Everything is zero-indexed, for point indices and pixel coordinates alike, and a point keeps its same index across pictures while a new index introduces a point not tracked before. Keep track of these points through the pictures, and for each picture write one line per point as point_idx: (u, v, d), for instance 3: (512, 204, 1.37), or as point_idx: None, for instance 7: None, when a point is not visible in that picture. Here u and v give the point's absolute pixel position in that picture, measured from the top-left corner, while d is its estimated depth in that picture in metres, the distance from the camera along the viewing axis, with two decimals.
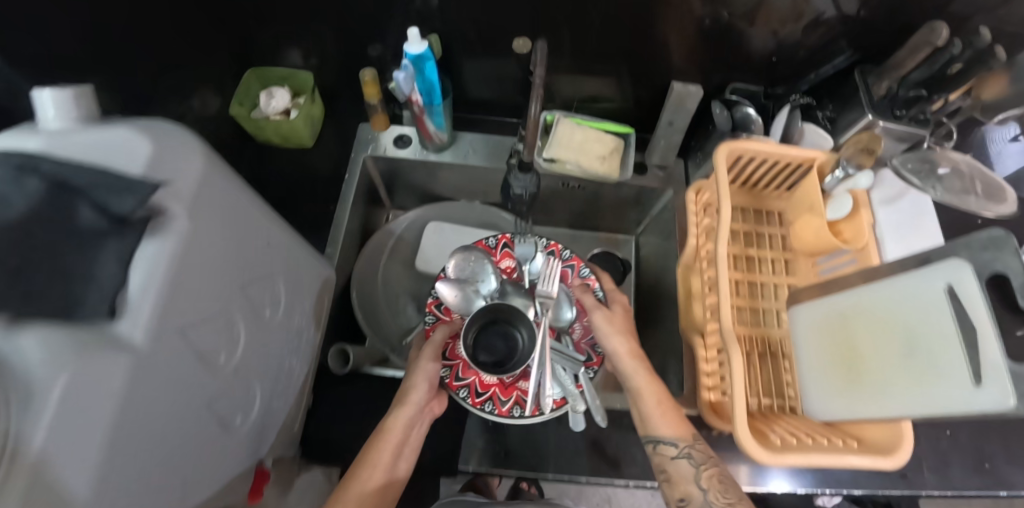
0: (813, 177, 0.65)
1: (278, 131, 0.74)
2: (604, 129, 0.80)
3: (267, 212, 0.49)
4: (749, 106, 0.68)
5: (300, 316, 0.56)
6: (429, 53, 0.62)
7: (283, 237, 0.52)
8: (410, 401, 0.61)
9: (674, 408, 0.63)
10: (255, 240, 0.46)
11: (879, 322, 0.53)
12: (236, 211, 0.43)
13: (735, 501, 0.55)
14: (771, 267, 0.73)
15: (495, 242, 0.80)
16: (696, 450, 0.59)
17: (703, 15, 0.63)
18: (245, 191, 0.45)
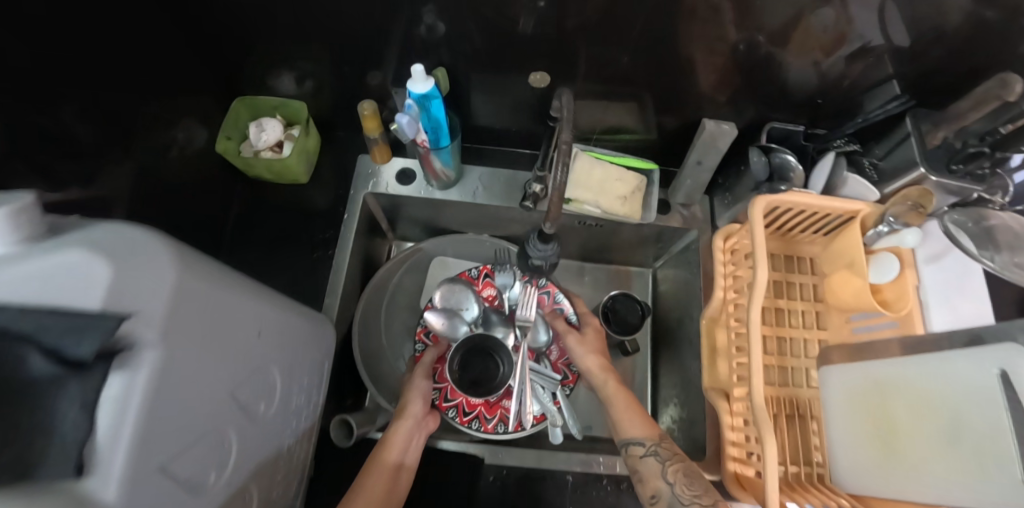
0: (856, 233, 0.60)
1: (271, 168, 0.68)
2: (627, 165, 0.74)
3: (255, 294, 0.44)
4: (788, 152, 0.63)
5: (297, 394, 0.51)
6: (436, 91, 0.55)
7: (276, 317, 0.47)
8: (410, 414, 0.64)
9: (644, 413, 0.62)
10: (244, 334, 0.41)
11: (915, 399, 0.48)
12: (221, 312, 0.37)
13: (702, 493, 0.52)
14: (802, 320, 0.69)
15: (477, 274, 0.80)
16: (662, 446, 0.57)
17: (740, 46, 0.56)
18: (228, 282, 0.40)
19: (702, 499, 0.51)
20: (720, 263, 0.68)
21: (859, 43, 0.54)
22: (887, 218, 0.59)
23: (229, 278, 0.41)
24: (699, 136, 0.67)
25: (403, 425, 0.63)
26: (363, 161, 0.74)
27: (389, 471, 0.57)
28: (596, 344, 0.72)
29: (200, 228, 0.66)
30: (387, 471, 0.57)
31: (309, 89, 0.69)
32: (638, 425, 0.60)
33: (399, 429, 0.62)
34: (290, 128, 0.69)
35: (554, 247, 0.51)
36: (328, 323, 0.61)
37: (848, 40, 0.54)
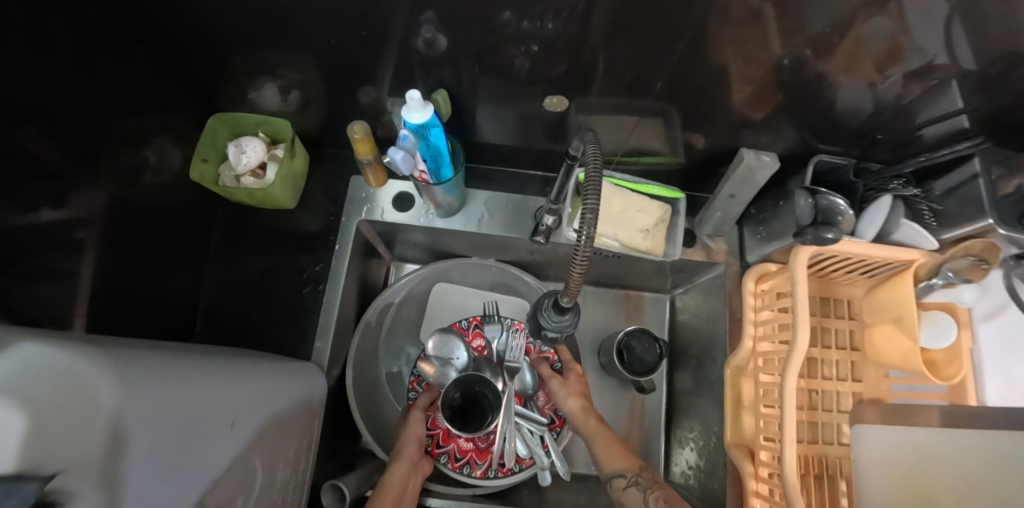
0: (908, 287, 0.55)
1: (252, 196, 0.61)
2: (648, 193, 0.67)
3: (221, 380, 0.38)
4: (837, 194, 0.56)
5: (278, 472, 0.45)
6: (436, 120, 0.47)
7: (252, 397, 0.41)
8: (406, 455, 0.60)
9: (622, 444, 0.59)
10: (216, 435, 0.35)
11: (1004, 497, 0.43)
12: (183, 422, 0.31)
13: None
14: (836, 370, 0.63)
15: (466, 324, 0.74)
16: (643, 475, 0.54)
17: (795, 68, 0.46)
18: (185, 380, 0.34)
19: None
20: (750, 307, 0.62)
21: (939, 82, 0.46)
22: (944, 272, 0.54)
23: (183, 373, 0.34)
24: (735, 168, 0.60)
25: (399, 467, 0.58)
26: (355, 185, 0.67)
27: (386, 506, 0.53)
28: (580, 386, 0.67)
29: (176, 263, 0.59)
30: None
31: (296, 105, 0.61)
32: (616, 455, 0.57)
33: (395, 470, 0.58)
34: (273, 148, 0.62)
35: (572, 317, 0.42)
36: (316, 375, 0.56)
37: (933, 80, 0.46)
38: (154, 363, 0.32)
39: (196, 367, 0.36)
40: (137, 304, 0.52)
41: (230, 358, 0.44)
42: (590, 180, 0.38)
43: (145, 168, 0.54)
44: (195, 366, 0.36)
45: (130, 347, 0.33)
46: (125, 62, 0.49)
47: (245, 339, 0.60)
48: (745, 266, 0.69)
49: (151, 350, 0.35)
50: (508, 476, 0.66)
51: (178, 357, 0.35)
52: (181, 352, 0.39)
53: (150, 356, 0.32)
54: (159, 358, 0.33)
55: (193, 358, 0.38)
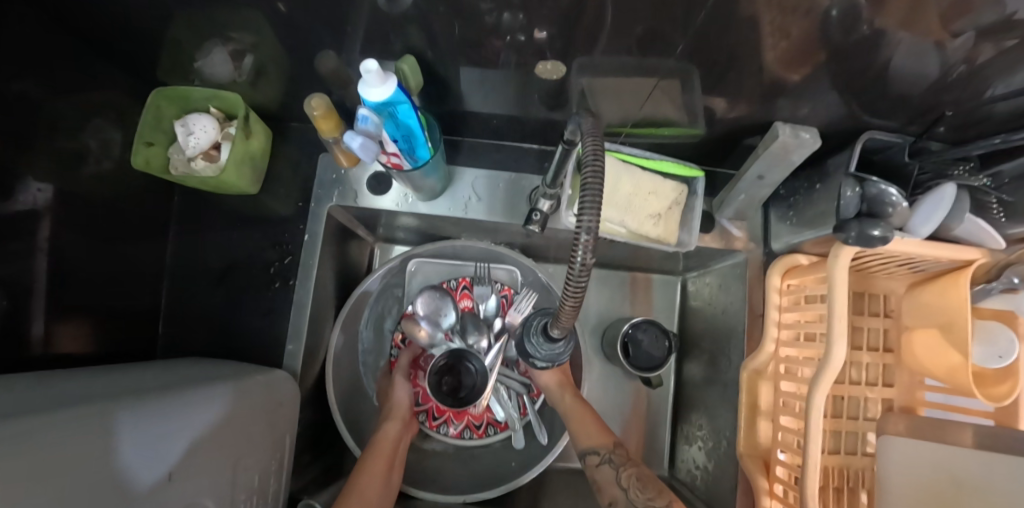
0: (965, 291, 0.46)
1: (206, 183, 0.54)
2: (661, 171, 0.54)
3: (157, 425, 0.35)
4: (889, 183, 0.45)
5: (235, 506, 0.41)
6: (400, 96, 0.40)
7: (198, 439, 0.38)
8: (400, 414, 0.58)
9: (599, 417, 0.56)
10: (148, 493, 0.32)
11: None
12: (100, 492, 0.28)
13: (656, 496, 0.49)
14: (865, 374, 0.55)
15: (455, 284, 0.66)
16: (617, 452, 0.53)
17: (857, 32, 0.36)
18: (109, 439, 0.30)
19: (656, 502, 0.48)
20: (775, 306, 0.53)
21: (1020, 39, 0.34)
22: (1008, 276, 0.46)
23: (110, 427, 0.31)
24: (766, 145, 0.48)
25: (392, 426, 0.56)
26: (325, 164, 0.59)
27: (385, 459, 0.52)
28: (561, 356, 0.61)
29: (120, 259, 0.52)
30: (373, 478, 0.50)
31: (248, 72, 0.52)
32: (592, 431, 0.55)
33: (391, 429, 0.56)
34: (228, 126, 0.55)
35: (566, 344, 0.36)
36: (288, 387, 0.52)
37: (1006, 35, 0.34)
38: (64, 430, 0.28)
39: (136, 415, 0.33)
40: (77, 313, 0.47)
41: (179, 386, 0.41)
42: (585, 187, 0.30)
43: (87, 157, 0.48)
44: (127, 415, 0.33)
45: (50, 406, 0.30)
46: (42, 45, 0.42)
47: (217, 340, 0.56)
48: (769, 255, 0.58)
49: (75, 405, 0.31)
50: (483, 438, 0.62)
51: (112, 408, 0.32)
52: (123, 394, 0.36)
53: (64, 420, 0.29)
54: (83, 415, 0.30)
55: (128, 402, 0.34)
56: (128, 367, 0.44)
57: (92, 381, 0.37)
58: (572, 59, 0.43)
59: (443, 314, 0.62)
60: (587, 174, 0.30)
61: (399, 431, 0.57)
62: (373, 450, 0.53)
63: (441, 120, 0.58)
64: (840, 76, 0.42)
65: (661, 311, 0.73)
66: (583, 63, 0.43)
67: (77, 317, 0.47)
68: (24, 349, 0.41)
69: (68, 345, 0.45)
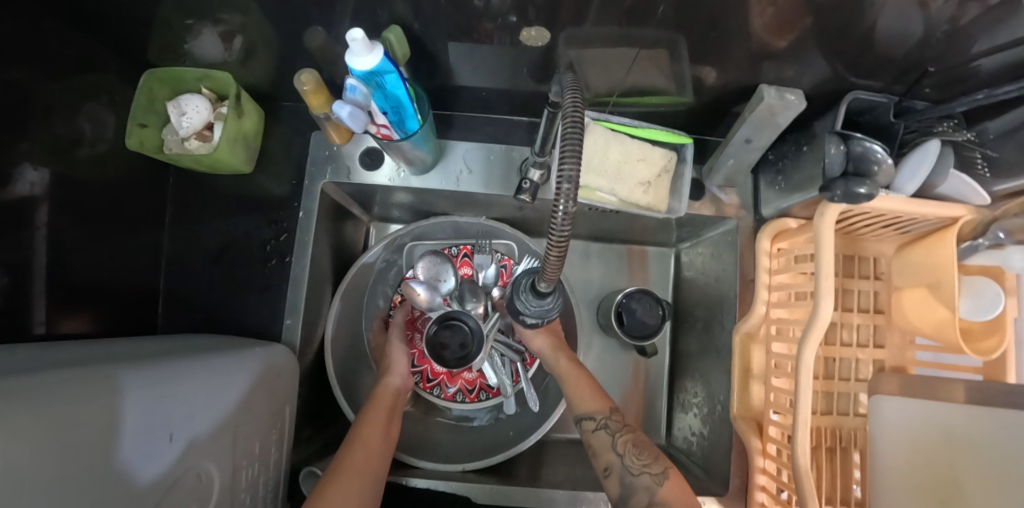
0: (951, 248, 0.47)
1: (200, 162, 0.54)
2: (649, 139, 0.55)
3: (159, 388, 0.36)
4: (874, 140, 0.46)
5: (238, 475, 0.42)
6: (387, 66, 0.41)
7: (198, 403, 0.39)
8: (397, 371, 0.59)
9: (595, 382, 0.57)
10: (147, 454, 0.33)
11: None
12: (103, 448, 0.29)
13: (651, 461, 0.49)
14: (856, 335, 0.56)
15: (456, 252, 0.68)
16: (613, 418, 0.53)
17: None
18: (111, 399, 0.31)
19: (652, 467, 0.48)
20: (765, 270, 0.54)
21: None
22: (994, 232, 0.45)
23: (112, 387, 0.32)
24: (752, 108, 0.48)
25: (392, 381, 0.58)
26: (317, 141, 0.60)
27: (381, 415, 0.53)
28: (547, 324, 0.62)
29: (121, 240, 0.53)
30: (372, 428, 0.51)
31: (240, 53, 0.52)
32: (588, 396, 0.55)
33: (389, 385, 0.57)
34: (221, 106, 0.55)
35: (555, 300, 0.37)
36: (287, 361, 0.53)
37: None
38: (67, 388, 0.29)
39: (140, 376, 0.35)
40: (79, 292, 0.48)
41: (179, 356, 0.42)
42: (565, 139, 0.30)
43: (82, 141, 0.48)
44: (130, 378, 0.34)
45: (56, 368, 0.31)
46: (38, 32, 0.43)
47: (217, 317, 0.57)
48: (760, 220, 0.59)
49: (81, 367, 0.32)
50: (475, 402, 0.64)
51: (118, 370, 0.34)
52: (129, 360, 0.37)
53: (68, 380, 0.30)
54: (88, 377, 0.31)
55: (129, 368, 0.35)
56: (129, 341, 0.45)
57: (94, 350, 0.38)
58: (560, 29, 0.43)
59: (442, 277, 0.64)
60: (566, 130, 0.30)
61: (397, 386, 0.58)
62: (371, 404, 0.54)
63: (432, 95, 0.59)
64: (827, 39, 0.42)
65: (655, 282, 0.74)
66: (572, 34, 0.44)
67: (78, 296, 0.47)
68: (27, 327, 0.42)
69: (74, 324, 0.47)
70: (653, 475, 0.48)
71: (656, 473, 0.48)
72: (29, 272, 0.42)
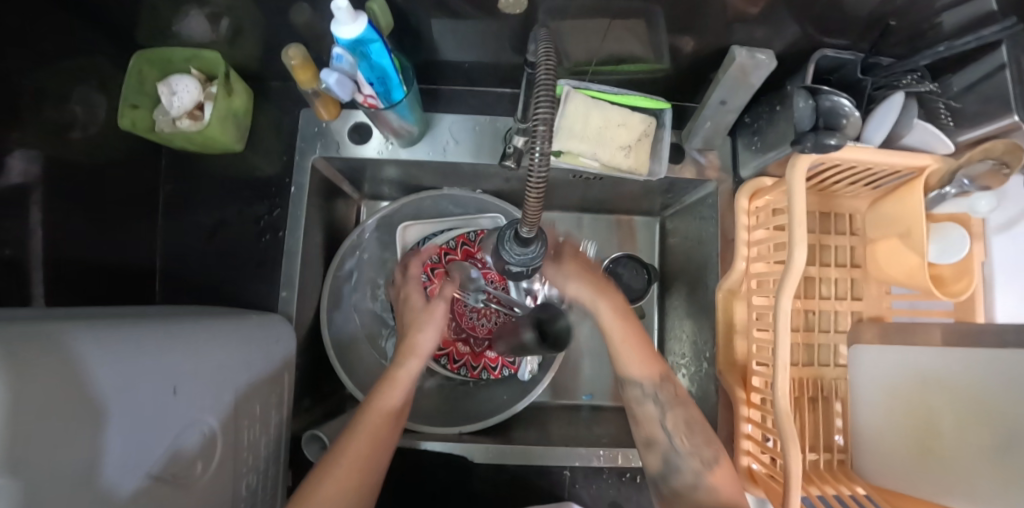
0: (918, 196, 0.48)
1: (192, 141, 0.56)
2: (629, 105, 0.56)
3: (158, 338, 0.37)
4: (842, 94, 0.48)
5: (236, 436, 0.44)
6: (372, 34, 0.42)
7: (199, 354, 0.40)
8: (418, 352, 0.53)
9: (645, 346, 0.54)
10: (150, 405, 0.34)
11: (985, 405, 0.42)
12: (113, 393, 0.30)
13: (703, 445, 0.50)
14: (834, 289, 0.58)
15: (473, 237, 0.68)
16: (661, 391, 0.52)
17: None
18: (113, 343, 0.33)
19: (703, 451, 0.50)
20: (744, 227, 0.56)
21: None
22: (959, 180, 0.47)
23: (111, 336, 0.33)
24: (725, 69, 0.50)
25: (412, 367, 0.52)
26: (307, 118, 0.61)
27: (383, 415, 0.48)
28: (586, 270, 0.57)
29: (115, 218, 0.54)
30: (373, 425, 0.48)
31: (228, 33, 0.53)
32: (638, 365, 0.53)
33: (407, 370, 0.52)
34: (210, 86, 0.56)
35: (538, 248, 0.39)
36: (283, 328, 0.54)
37: None
38: (69, 333, 0.30)
39: (134, 328, 0.36)
40: (75, 267, 0.49)
41: (172, 318, 0.42)
42: (539, 86, 0.32)
43: (74, 124, 0.50)
44: (120, 332, 0.34)
45: (59, 321, 0.32)
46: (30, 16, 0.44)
47: (213, 291, 0.58)
48: (738, 182, 0.61)
49: (83, 322, 0.33)
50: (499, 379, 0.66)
51: (114, 324, 0.35)
52: (92, 319, 0.35)
53: (56, 331, 0.30)
54: (70, 330, 0.31)
55: (126, 324, 0.37)
56: (126, 310, 0.46)
57: (93, 313, 0.39)
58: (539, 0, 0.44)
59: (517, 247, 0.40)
60: (541, 78, 0.32)
61: (416, 370, 0.53)
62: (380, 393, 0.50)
63: (417, 70, 0.60)
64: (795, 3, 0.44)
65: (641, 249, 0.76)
66: (550, 4, 0.45)
67: (75, 274, 0.49)
68: (27, 302, 0.43)
69: (72, 300, 0.48)
70: (704, 460, 0.49)
71: (707, 459, 0.49)
72: (25, 250, 0.43)
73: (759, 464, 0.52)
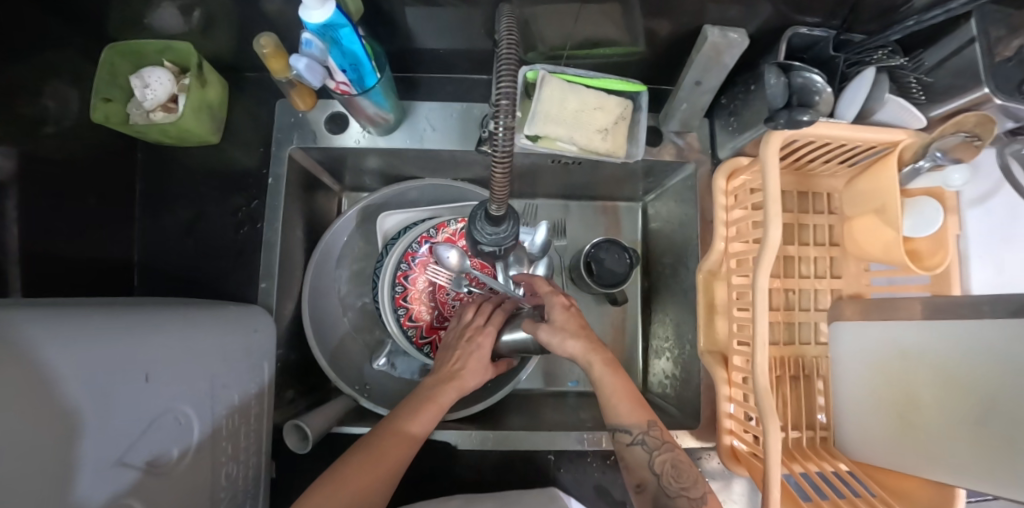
0: (893, 172, 0.48)
1: (167, 133, 0.55)
2: (605, 89, 0.57)
3: (125, 328, 0.36)
4: (814, 70, 0.48)
5: (215, 427, 0.44)
6: (340, 19, 0.41)
7: (171, 343, 0.40)
8: (460, 382, 0.54)
9: (633, 389, 0.51)
10: (120, 394, 0.34)
11: (938, 372, 0.43)
12: (76, 380, 0.30)
13: (691, 486, 0.46)
14: (813, 268, 0.58)
15: (454, 225, 0.67)
16: (651, 434, 0.48)
17: None
18: (73, 333, 0.32)
19: (691, 491, 0.46)
20: (721, 207, 0.56)
21: None
22: (932, 152, 0.47)
23: (73, 326, 0.33)
24: (698, 49, 0.50)
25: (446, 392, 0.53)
26: (283, 109, 0.61)
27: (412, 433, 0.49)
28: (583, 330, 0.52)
29: (94, 213, 0.54)
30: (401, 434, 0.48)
31: (200, 24, 0.53)
32: (626, 409, 0.49)
33: (445, 397, 0.52)
34: (184, 79, 0.56)
35: (510, 227, 0.39)
36: (263, 319, 0.54)
37: None
38: (27, 323, 0.30)
39: (100, 318, 0.35)
40: (52, 261, 0.48)
41: (144, 309, 0.42)
42: (500, 63, 0.32)
43: (47, 119, 0.49)
44: (83, 322, 0.34)
45: (22, 312, 0.32)
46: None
47: (194, 283, 0.58)
48: (717, 163, 0.61)
49: (50, 312, 0.33)
50: None
51: (80, 315, 0.34)
52: (60, 310, 0.34)
53: (12, 323, 0.29)
54: (33, 322, 0.30)
55: (94, 314, 0.36)
56: (104, 303, 0.46)
57: (65, 305, 0.39)
58: None
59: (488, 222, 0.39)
60: (502, 54, 0.32)
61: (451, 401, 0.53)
62: (407, 416, 0.49)
63: (392, 58, 0.60)
64: None
65: (624, 234, 0.76)
66: None
67: (53, 270, 0.48)
68: (5, 294, 0.43)
69: (50, 295, 0.48)
70: (691, 498, 0.45)
71: (694, 497, 0.45)
72: (1, 245, 0.43)
73: (741, 442, 0.52)
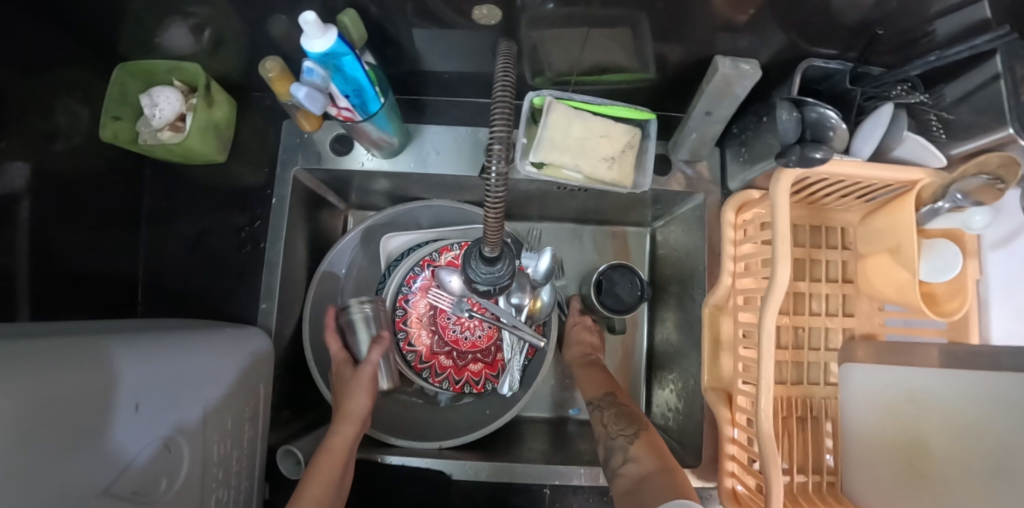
0: (908, 212, 0.47)
1: (173, 152, 0.55)
2: (612, 116, 0.56)
3: (139, 353, 0.38)
4: (828, 105, 0.47)
5: (207, 450, 0.44)
6: (342, 48, 0.41)
7: (176, 366, 0.41)
8: (357, 417, 0.53)
9: (597, 376, 0.61)
10: (123, 418, 0.35)
11: (958, 425, 0.41)
12: (84, 406, 0.31)
13: (631, 431, 0.51)
14: (825, 305, 0.56)
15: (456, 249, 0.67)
16: (603, 401, 0.57)
17: None
18: (91, 359, 0.33)
19: (626, 431, 0.52)
20: (730, 241, 0.55)
21: None
22: (952, 194, 0.44)
23: (93, 353, 0.34)
24: (709, 79, 0.48)
25: (342, 431, 0.52)
26: (289, 129, 0.62)
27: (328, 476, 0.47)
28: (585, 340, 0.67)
29: (101, 228, 0.55)
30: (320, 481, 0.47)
31: (210, 46, 0.53)
32: (588, 385, 0.60)
33: (342, 435, 0.52)
34: (192, 98, 0.56)
35: (506, 266, 0.38)
36: (260, 340, 0.54)
37: None
38: (45, 351, 0.31)
39: (116, 344, 0.37)
40: (61, 275, 0.49)
41: (152, 332, 0.43)
42: (494, 103, 0.31)
43: (59, 136, 0.49)
44: (106, 350, 0.36)
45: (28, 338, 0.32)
46: (19, 32, 0.44)
47: (197, 302, 0.59)
48: (727, 194, 0.60)
49: (60, 338, 0.34)
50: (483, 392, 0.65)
51: (99, 341, 0.36)
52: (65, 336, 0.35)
53: (12, 352, 0.29)
54: (60, 347, 0.32)
55: (110, 340, 0.37)
56: (107, 322, 0.46)
57: (68, 328, 0.39)
58: (517, 14, 0.44)
59: (486, 266, 0.38)
60: (497, 95, 0.31)
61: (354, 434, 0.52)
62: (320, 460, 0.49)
63: (399, 81, 0.60)
64: (777, 17, 0.43)
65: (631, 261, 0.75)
66: (528, 20, 0.45)
67: (61, 287, 0.49)
68: (15, 313, 0.43)
69: (58, 313, 0.49)
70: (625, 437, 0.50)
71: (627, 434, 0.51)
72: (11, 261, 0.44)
73: (743, 485, 0.50)
